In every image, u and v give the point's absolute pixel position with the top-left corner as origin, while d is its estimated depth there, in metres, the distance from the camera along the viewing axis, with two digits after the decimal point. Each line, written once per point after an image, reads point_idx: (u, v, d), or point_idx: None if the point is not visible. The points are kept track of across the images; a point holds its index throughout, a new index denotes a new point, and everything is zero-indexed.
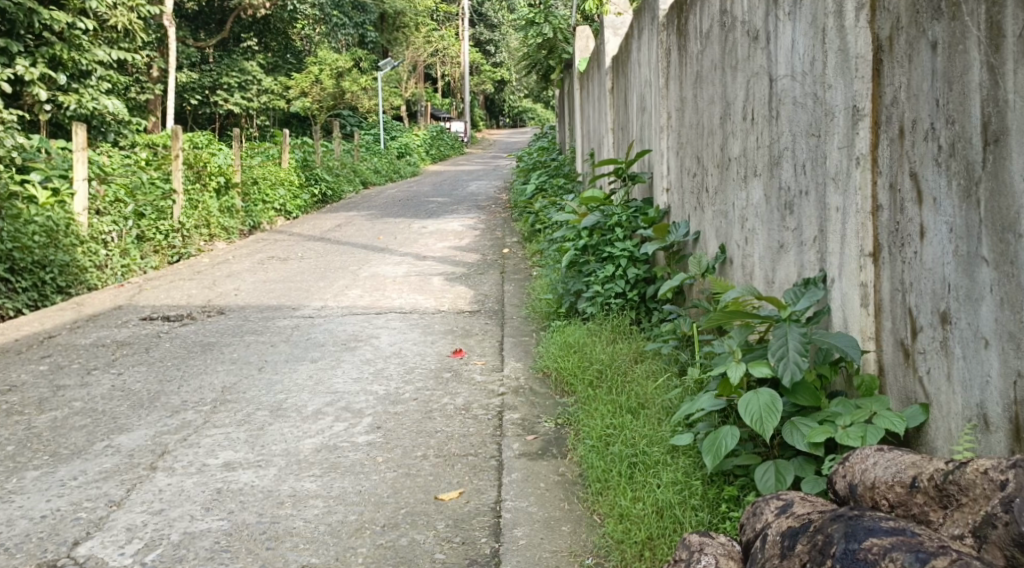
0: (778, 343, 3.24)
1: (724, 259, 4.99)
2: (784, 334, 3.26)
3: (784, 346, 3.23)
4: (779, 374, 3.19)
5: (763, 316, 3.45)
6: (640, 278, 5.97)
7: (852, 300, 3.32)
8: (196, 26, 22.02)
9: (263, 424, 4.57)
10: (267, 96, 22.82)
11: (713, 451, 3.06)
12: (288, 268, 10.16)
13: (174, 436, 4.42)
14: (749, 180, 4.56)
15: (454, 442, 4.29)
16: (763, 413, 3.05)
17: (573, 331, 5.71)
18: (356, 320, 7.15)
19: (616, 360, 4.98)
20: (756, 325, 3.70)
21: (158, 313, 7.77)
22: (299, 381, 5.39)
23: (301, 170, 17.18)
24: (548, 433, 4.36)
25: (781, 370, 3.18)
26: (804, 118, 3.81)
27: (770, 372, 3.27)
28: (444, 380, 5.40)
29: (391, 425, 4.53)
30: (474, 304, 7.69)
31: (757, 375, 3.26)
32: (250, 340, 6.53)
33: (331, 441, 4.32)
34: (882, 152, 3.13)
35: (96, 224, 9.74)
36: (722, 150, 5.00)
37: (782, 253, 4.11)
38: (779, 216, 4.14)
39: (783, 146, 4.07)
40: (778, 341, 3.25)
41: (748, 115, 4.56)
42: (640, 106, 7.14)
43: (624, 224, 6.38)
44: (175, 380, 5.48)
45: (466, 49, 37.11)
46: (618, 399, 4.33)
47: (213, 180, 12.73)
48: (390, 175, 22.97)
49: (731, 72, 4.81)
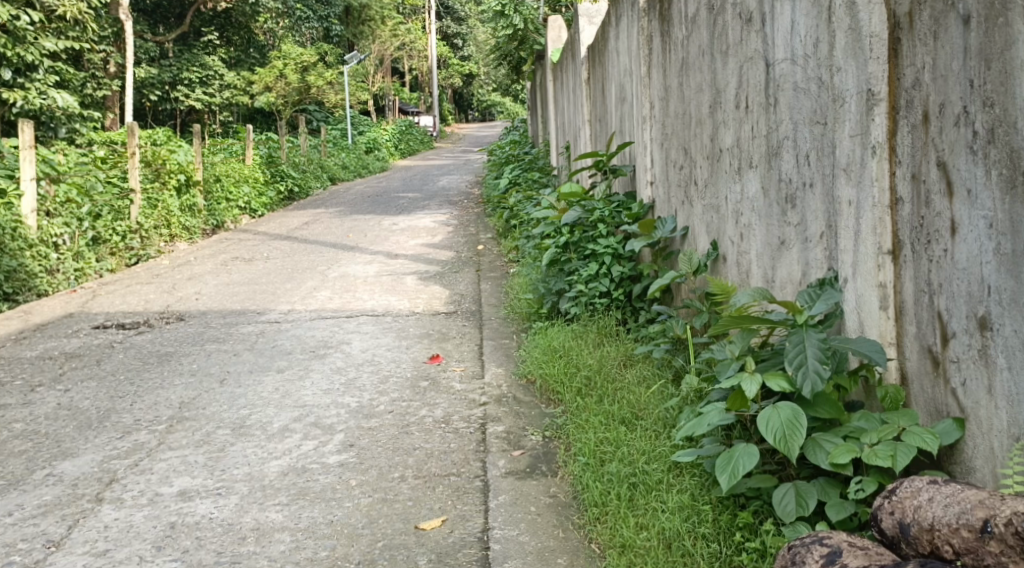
0: (794, 351, 2.92)
1: (715, 256, 4.69)
2: (801, 340, 2.94)
3: (802, 354, 2.90)
4: (798, 387, 2.87)
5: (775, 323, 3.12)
6: (625, 276, 5.69)
7: (868, 302, 3.02)
8: (154, 20, 21.71)
9: (224, 445, 4.22)
10: (228, 91, 22.42)
11: (728, 472, 2.76)
12: (252, 270, 9.77)
13: (125, 461, 4.06)
14: (743, 173, 4.26)
15: (435, 461, 3.98)
16: (784, 430, 2.74)
17: (557, 334, 5.42)
18: (325, 325, 6.80)
19: (604, 366, 4.69)
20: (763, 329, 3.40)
21: (113, 321, 7.39)
22: (264, 394, 5.04)
23: (266, 167, 16.76)
24: (536, 447, 4.06)
25: (800, 382, 2.86)
26: (807, 104, 3.52)
27: (787, 385, 2.95)
28: (421, 389, 5.08)
29: (365, 442, 4.21)
30: (450, 305, 7.37)
31: (773, 388, 2.93)
32: (211, 349, 6.16)
33: (300, 463, 3.98)
34: (902, 139, 2.84)
35: (47, 226, 9.29)
36: (712, 140, 4.70)
37: (783, 250, 3.82)
38: (780, 210, 3.85)
39: (783, 135, 3.77)
40: (795, 348, 2.93)
41: (742, 103, 4.26)
42: (619, 96, 6.85)
43: (607, 220, 6.10)
44: (129, 395, 5.11)
45: (432, 41, 36.73)
46: (612, 410, 4.04)
47: (173, 178, 12.25)
48: (359, 170, 22.53)
49: (721, 58, 4.51)
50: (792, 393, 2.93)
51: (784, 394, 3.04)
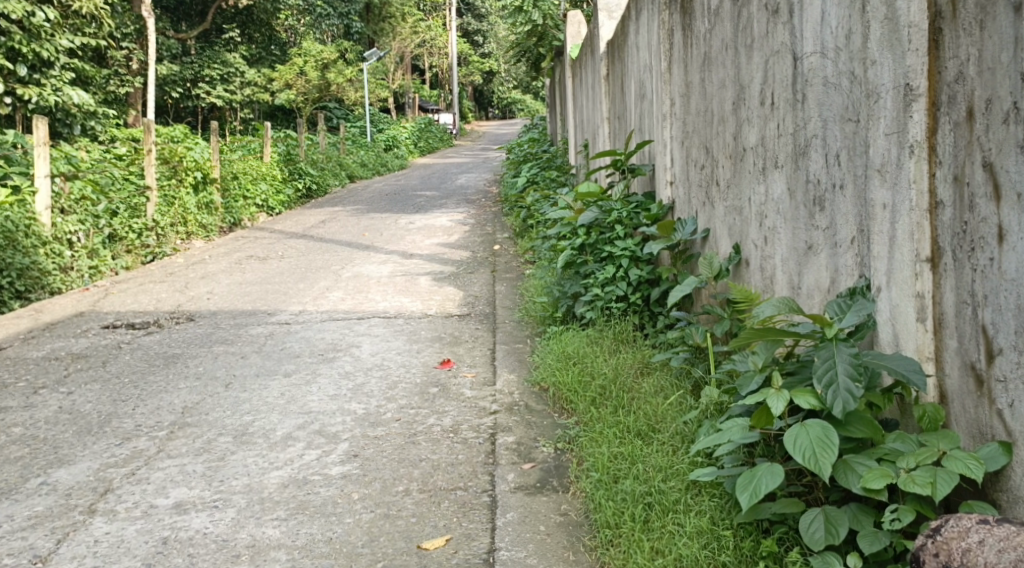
0: (824, 366, 2.70)
1: (738, 261, 4.48)
2: (831, 354, 2.72)
3: (831, 370, 2.69)
4: (828, 405, 2.64)
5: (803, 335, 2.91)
6: (643, 280, 5.50)
7: (904, 313, 2.81)
8: (177, 18, 21.61)
9: (224, 453, 4.05)
10: (249, 88, 22.35)
11: (749, 492, 2.53)
12: (266, 269, 9.61)
13: (121, 469, 3.90)
14: (768, 173, 4.06)
15: (441, 473, 3.80)
16: (813, 449, 2.51)
17: (572, 340, 5.24)
18: (336, 326, 6.63)
19: (620, 375, 4.51)
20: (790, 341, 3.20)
21: (123, 320, 7.24)
22: (269, 399, 4.87)
23: (284, 165, 16.63)
24: (548, 460, 3.87)
25: (830, 399, 2.64)
26: (838, 101, 3.31)
27: (815, 403, 2.73)
28: (430, 395, 4.89)
29: (370, 453, 4.03)
30: (463, 307, 7.18)
31: (802, 406, 2.71)
32: (219, 351, 6.00)
33: (301, 474, 3.81)
34: (943, 138, 2.64)
35: (60, 223, 9.18)
36: (735, 139, 4.49)
37: (810, 255, 3.62)
38: (807, 213, 3.64)
39: (811, 133, 3.56)
40: (824, 363, 2.71)
41: (767, 100, 4.06)
42: (639, 93, 6.65)
43: (625, 221, 5.90)
44: (131, 399, 4.95)
45: (453, 39, 36.55)
46: (627, 423, 3.86)
47: (189, 175, 12.11)
48: (378, 168, 22.39)
49: (745, 52, 4.31)
50: (821, 411, 2.72)
51: (811, 411, 2.81)
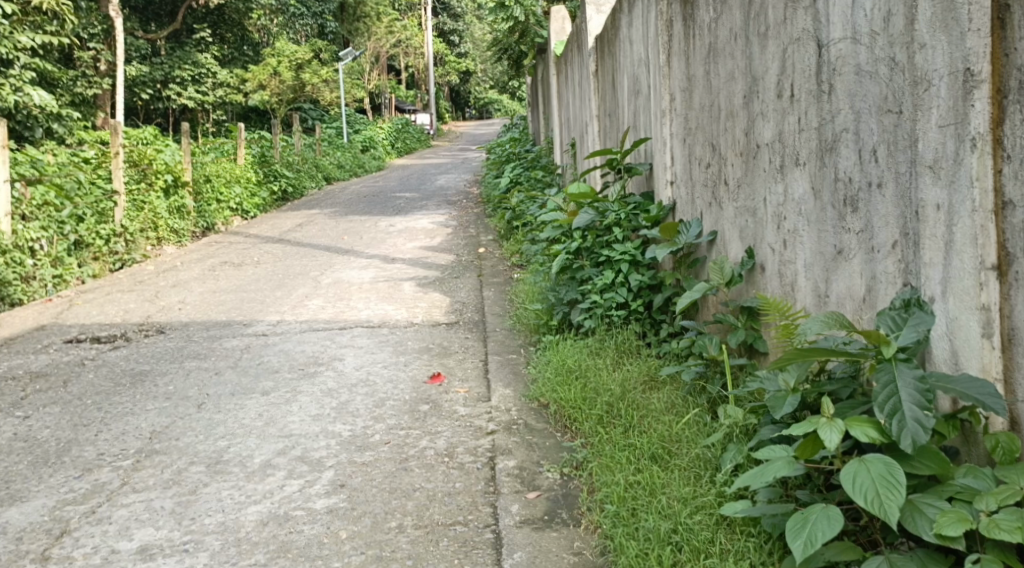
0: (885, 392, 2.41)
1: (751, 266, 4.14)
2: (892, 378, 2.43)
3: (894, 398, 2.40)
4: (891, 436, 2.36)
5: (855, 354, 2.59)
6: (644, 285, 5.17)
7: (964, 327, 2.50)
8: (146, 18, 21.12)
9: (196, 486, 3.69)
10: (222, 89, 21.92)
11: (803, 539, 2.24)
12: (241, 276, 9.21)
13: (80, 507, 3.55)
14: (787, 171, 3.72)
15: (438, 505, 3.45)
16: (877, 490, 2.22)
17: (572, 352, 4.91)
18: (316, 338, 6.25)
19: (627, 390, 4.19)
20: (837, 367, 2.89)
21: (88, 334, 6.84)
22: (245, 421, 4.50)
23: (258, 167, 16.20)
24: (554, 488, 3.54)
25: (894, 431, 2.35)
26: (875, 91, 2.98)
27: (874, 434, 2.43)
28: (421, 414, 4.54)
29: (358, 482, 3.68)
30: (450, 314, 6.83)
31: (859, 437, 2.41)
32: (190, 367, 5.62)
33: (282, 509, 3.45)
34: (1013, 130, 2.35)
35: (22, 231, 8.71)
36: (748, 135, 4.16)
37: (840, 261, 3.29)
38: (836, 214, 3.30)
39: (841, 126, 3.23)
40: (885, 389, 2.42)
41: (785, 92, 3.72)
42: (633, 88, 6.32)
43: (623, 223, 5.59)
44: (94, 424, 4.56)
45: (428, 39, 36.14)
46: (640, 445, 3.55)
47: (160, 178, 11.64)
48: (354, 169, 22.00)
49: (759, 41, 3.97)
50: (882, 444, 2.44)
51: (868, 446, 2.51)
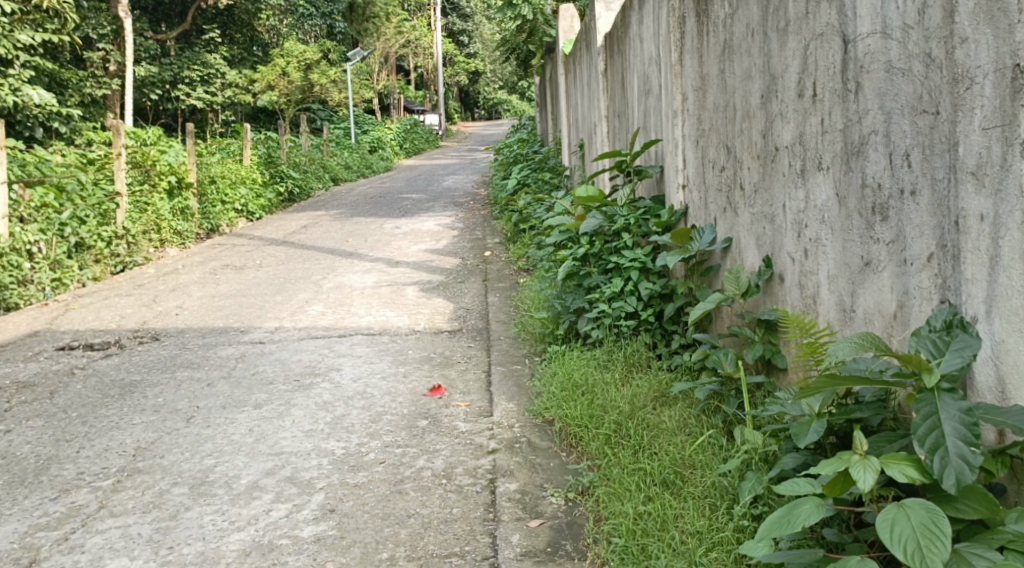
0: (926, 426, 2.26)
1: (769, 276, 3.88)
2: (934, 410, 2.27)
3: (936, 432, 2.24)
4: (933, 476, 2.21)
5: (896, 381, 2.39)
6: (654, 294, 4.92)
7: (1012, 351, 2.30)
8: (156, 18, 20.96)
9: (177, 510, 3.47)
10: (230, 90, 21.72)
11: None
12: (242, 280, 8.99)
13: (53, 534, 3.34)
14: (809, 176, 3.46)
15: (433, 534, 3.22)
16: (919, 540, 2.11)
17: (579, 365, 4.67)
18: (314, 346, 6.02)
19: (637, 407, 3.94)
20: (872, 394, 2.67)
21: (81, 341, 6.62)
22: (234, 437, 4.27)
23: (265, 168, 15.99)
24: (557, 515, 3.31)
25: (937, 471, 2.20)
26: (908, 89, 2.73)
27: (916, 473, 2.27)
28: (418, 430, 4.30)
29: (349, 507, 3.45)
30: (454, 321, 6.60)
31: (898, 477, 2.26)
32: (182, 378, 5.39)
33: (266, 538, 3.23)
34: None
35: (19, 233, 8.51)
36: (765, 137, 3.90)
37: (867, 273, 3.03)
38: (863, 223, 3.04)
39: (869, 128, 2.97)
40: (926, 422, 2.27)
41: (806, 91, 3.46)
42: (643, 88, 6.08)
43: (632, 229, 5.34)
44: (76, 440, 4.34)
45: (438, 39, 35.91)
46: (651, 468, 3.31)
47: (163, 180, 11.41)
48: (362, 170, 21.78)
49: (778, 37, 3.72)
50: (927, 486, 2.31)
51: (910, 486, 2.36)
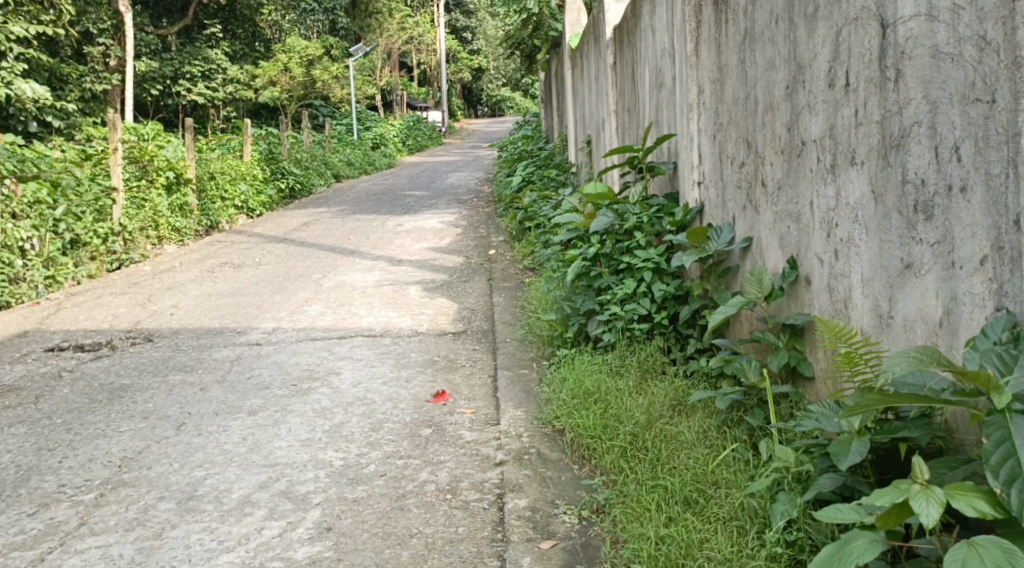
0: (999, 454, 2.12)
1: (794, 278, 3.63)
2: (1005, 436, 2.14)
3: (1010, 461, 2.11)
4: (1009, 510, 2.07)
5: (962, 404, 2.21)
6: (669, 296, 4.68)
7: None
8: (156, 13, 20.74)
9: (161, 528, 3.24)
10: (231, 85, 21.53)
11: None
12: (241, 278, 8.76)
13: (28, 554, 3.11)
14: (840, 172, 3.22)
15: (437, 556, 3.00)
16: None
17: (590, 371, 4.44)
18: (313, 348, 5.79)
19: (653, 418, 3.71)
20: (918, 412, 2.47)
21: (71, 342, 6.40)
22: (226, 446, 4.04)
23: (266, 164, 15.76)
24: (571, 535, 3.09)
25: (1016, 505, 2.07)
26: (958, 75, 2.53)
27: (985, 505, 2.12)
28: (421, 439, 4.07)
29: (347, 525, 3.22)
30: (458, 322, 6.37)
31: (968, 511, 2.10)
32: (174, 382, 5.15)
33: (257, 560, 3.01)
34: None
35: (12, 230, 8.21)
36: (790, 130, 3.66)
37: (907, 276, 2.79)
38: (902, 223, 2.80)
39: (910, 119, 2.73)
40: (998, 449, 2.13)
41: (837, 80, 3.22)
42: (655, 81, 5.85)
43: (645, 228, 5.11)
44: (59, 449, 4.11)
45: (442, 35, 35.59)
46: (672, 485, 3.08)
47: (161, 175, 11.11)
48: (365, 167, 21.53)
49: (806, 22, 3.48)
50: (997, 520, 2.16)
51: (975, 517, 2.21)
